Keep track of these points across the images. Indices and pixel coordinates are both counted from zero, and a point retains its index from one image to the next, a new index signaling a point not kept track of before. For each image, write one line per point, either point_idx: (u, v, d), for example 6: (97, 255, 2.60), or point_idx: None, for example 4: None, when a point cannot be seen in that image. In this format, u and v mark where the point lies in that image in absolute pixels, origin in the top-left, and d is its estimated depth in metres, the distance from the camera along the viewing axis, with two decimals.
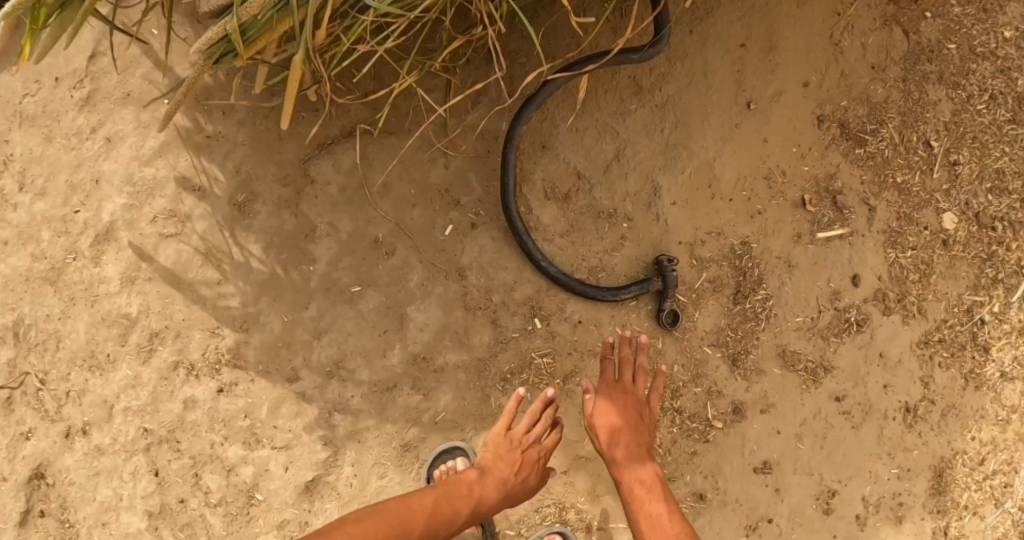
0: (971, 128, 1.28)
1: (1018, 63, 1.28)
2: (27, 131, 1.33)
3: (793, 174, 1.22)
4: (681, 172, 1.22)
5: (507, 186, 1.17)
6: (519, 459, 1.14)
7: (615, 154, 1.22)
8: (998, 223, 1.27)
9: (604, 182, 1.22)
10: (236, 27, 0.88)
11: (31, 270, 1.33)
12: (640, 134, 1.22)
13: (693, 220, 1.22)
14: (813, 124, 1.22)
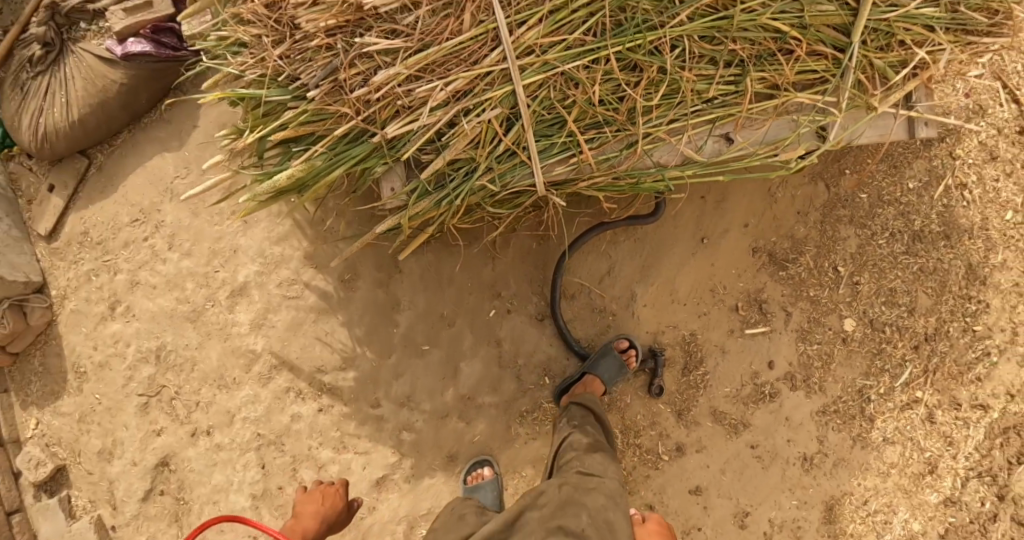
0: (872, 257, 1.77)
1: (914, 208, 1.79)
2: (181, 208, 1.86)
3: (731, 288, 1.73)
4: (651, 283, 1.72)
5: (553, 298, 1.68)
6: (324, 495, 1.61)
7: (608, 267, 1.72)
8: (888, 327, 1.76)
9: (598, 288, 1.72)
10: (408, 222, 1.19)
11: (177, 309, 1.85)
12: (626, 253, 1.72)
13: (657, 317, 1.72)
14: (748, 254, 1.73)
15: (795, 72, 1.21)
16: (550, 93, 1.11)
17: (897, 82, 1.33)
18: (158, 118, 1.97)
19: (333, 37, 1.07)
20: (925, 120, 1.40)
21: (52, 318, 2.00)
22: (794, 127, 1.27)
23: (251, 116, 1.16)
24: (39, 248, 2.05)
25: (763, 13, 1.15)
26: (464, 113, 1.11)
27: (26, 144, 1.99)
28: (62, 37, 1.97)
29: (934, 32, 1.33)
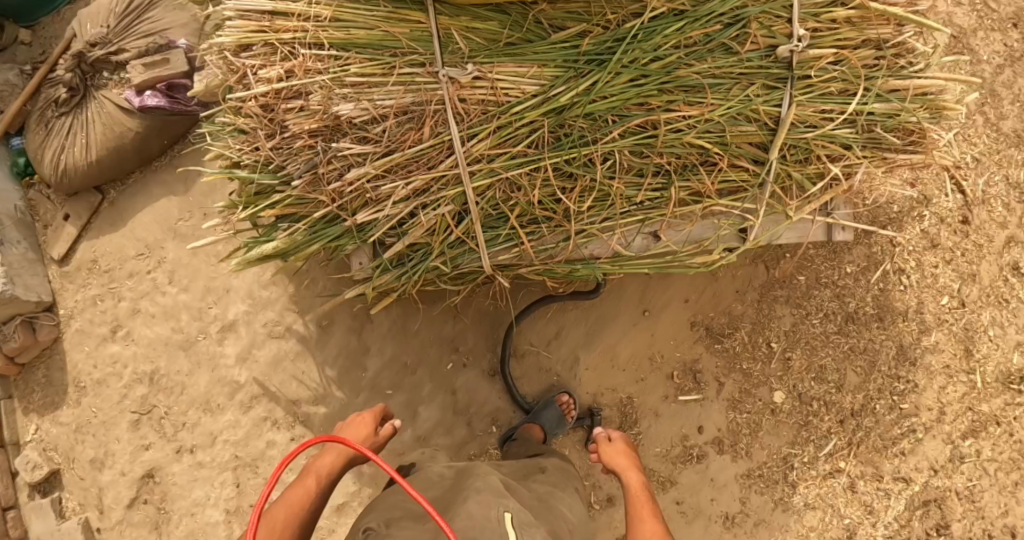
0: (806, 335, 1.99)
1: (850, 291, 2.02)
2: (180, 246, 2.09)
3: (669, 358, 1.94)
4: (595, 349, 1.93)
5: (503, 359, 1.85)
6: (361, 433, 1.59)
7: (556, 331, 1.92)
8: (816, 402, 1.98)
9: (545, 351, 1.92)
10: (372, 290, 1.47)
11: (171, 337, 2.04)
12: (574, 320, 1.92)
13: (598, 381, 1.92)
14: (687, 327, 1.94)
15: (715, 184, 1.44)
16: (496, 194, 1.39)
17: (813, 193, 1.53)
18: (168, 163, 2.20)
19: (315, 139, 1.37)
20: (841, 226, 1.61)
21: (57, 335, 2.20)
22: (716, 229, 1.50)
23: (245, 195, 1.43)
24: (51, 270, 2.25)
25: (687, 133, 1.40)
26: (422, 206, 1.40)
27: (45, 175, 2.20)
28: (86, 82, 2.19)
29: (851, 150, 1.52)
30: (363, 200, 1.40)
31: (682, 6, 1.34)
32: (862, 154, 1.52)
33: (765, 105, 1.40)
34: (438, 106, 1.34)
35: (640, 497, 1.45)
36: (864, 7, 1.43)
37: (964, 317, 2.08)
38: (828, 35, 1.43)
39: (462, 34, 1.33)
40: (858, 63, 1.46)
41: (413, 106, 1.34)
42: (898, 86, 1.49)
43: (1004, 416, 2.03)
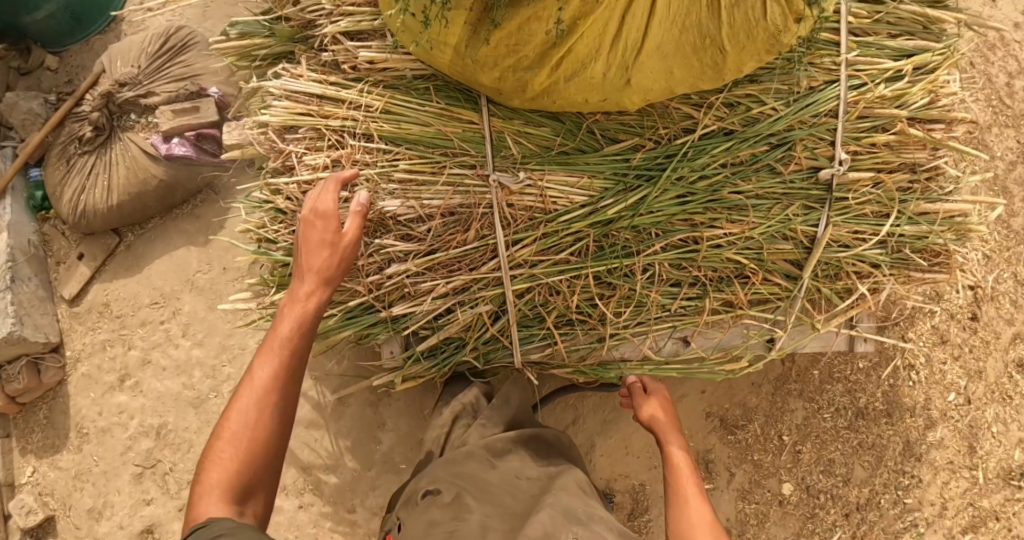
0: (816, 429, 2.07)
1: (860, 386, 2.09)
2: (197, 299, 2.09)
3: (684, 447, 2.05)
4: (611, 435, 1.92)
5: None
6: (325, 243, 1.31)
7: (574, 417, 1.92)
8: (823, 495, 2.06)
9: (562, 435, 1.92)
10: (400, 379, 1.57)
11: (181, 394, 2.06)
12: (592, 407, 1.92)
13: (611, 466, 1.91)
14: (703, 418, 2.06)
15: (746, 295, 1.56)
16: (535, 296, 1.49)
17: (840, 308, 1.64)
18: (189, 211, 2.17)
19: (356, 232, 1.45)
20: (864, 338, 1.71)
21: (62, 378, 2.16)
22: (744, 337, 1.63)
23: (280, 276, 1.51)
24: (60, 309, 2.21)
25: (726, 249, 1.51)
26: (460, 303, 1.49)
27: (63, 213, 2.18)
28: (113, 123, 2.19)
29: (878, 269, 1.62)
30: (401, 291, 1.48)
31: (733, 126, 1.46)
32: (888, 273, 1.62)
33: (802, 225, 1.51)
34: (485, 210, 1.42)
35: (686, 473, 1.38)
36: (903, 133, 1.55)
37: (970, 414, 2.16)
38: (868, 159, 1.55)
39: (513, 138, 1.42)
40: (892, 186, 1.57)
41: (459, 208, 1.43)
42: (926, 210, 1.61)
43: (1003, 511, 2.11)
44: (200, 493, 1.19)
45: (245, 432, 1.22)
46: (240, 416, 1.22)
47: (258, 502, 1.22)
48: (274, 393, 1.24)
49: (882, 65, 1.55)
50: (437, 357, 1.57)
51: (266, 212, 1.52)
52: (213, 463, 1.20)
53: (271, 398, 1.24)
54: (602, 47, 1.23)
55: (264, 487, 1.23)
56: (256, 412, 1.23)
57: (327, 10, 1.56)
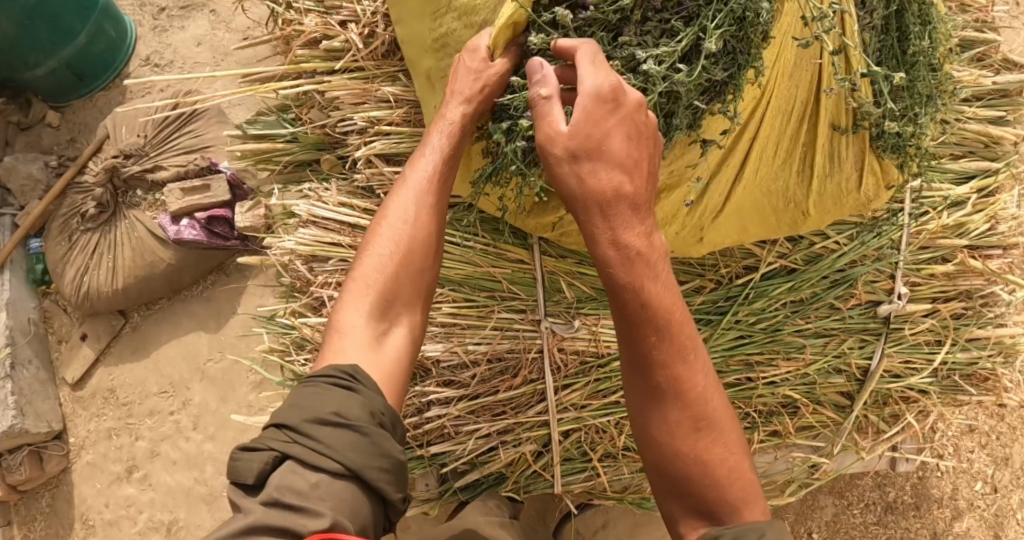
0: (845, 524, 2.06)
1: (890, 479, 2.07)
2: (208, 388, 2.02)
3: None
4: None
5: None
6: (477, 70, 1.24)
7: (603, 522, 1.86)
8: None
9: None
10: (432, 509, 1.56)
11: (193, 488, 2.00)
12: (622, 512, 1.87)
13: None
14: None
15: (794, 426, 1.59)
16: (581, 437, 1.49)
17: (886, 434, 1.64)
18: (198, 294, 2.07)
19: None
20: (907, 457, 1.68)
21: (66, 465, 2.05)
22: (789, 465, 1.65)
23: None
24: (63, 392, 2.09)
25: (781, 384, 1.55)
26: (503, 442, 1.48)
27: (65, 292, 2.06)
28: (117, 199, 2.07)
29: (927, 395, 1.62)
30: (442, 436, 1.48)
31: (794, 264, 1.52)
32: (937, 400, 1.61)
33: (857, 359, 1.55)
34: (534, 355, 1.43)
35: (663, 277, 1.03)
36: (963, 263, 1.55)
37: (995, 503, 2.14)
38: (925, 290, 1.56)
39: (567, 281, 1.43)
40: (948, 315, 1.57)
41: (508, 354, 1.43)
42: (981, 336, 1.59)
43: None
44: (343, 311, 1.17)
45: (394, 244, 1.20)
46: (377, 273, 1.19)
47: (406, 319, 1.19)
48: (423, 214, 1.23)
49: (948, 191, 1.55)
50: (475, 488, 1.55)
51: (291, 339, 1.54)
52: (367, 255, 1.21)
53: (427, 197, 1.24)
54: (680, 212, 1.37)
55: (412, 301, 1.20)
56: (391, 273, 1.19)
57: (360, 125, 1.51)
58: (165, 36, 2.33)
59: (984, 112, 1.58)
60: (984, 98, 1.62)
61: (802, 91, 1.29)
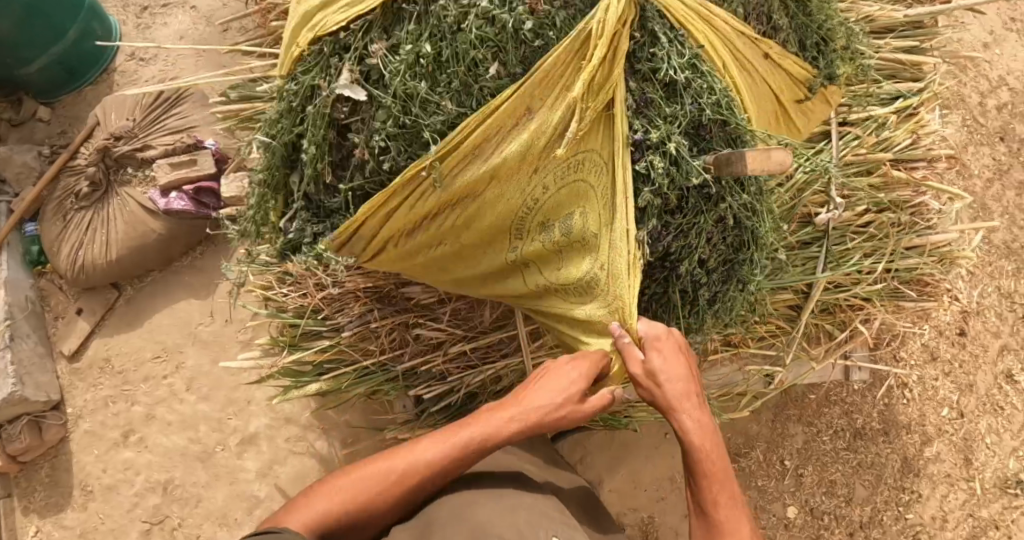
0: (817, 451, 2.13)
1: (857, 407, 2.15)
2: (200, 350, 2.11)
3: None
4: (619, 471, 1.95)
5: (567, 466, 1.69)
6: (548, 416, 1.32)
7: (581, 455, 1.94)
8: (826, 515, 2.12)
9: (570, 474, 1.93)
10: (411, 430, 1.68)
11: (189, 447, 2.08)
12: (599, 444, 1.95)
13: (621, 499, 1.95)
14: None
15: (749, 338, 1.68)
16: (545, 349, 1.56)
17: (837, 340, 1.76)
18: (189, 264, 2.17)
19: (367, 295, 1.58)
20: (859, 368, 1.86)
21: (64, 435, 2.13)
22: (745, 377, 1.75)
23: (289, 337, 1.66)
24: (60, 366, 2.17)
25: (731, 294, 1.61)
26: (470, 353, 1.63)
27: (61, 269, 2.16)
28: (109, 177, 2.17)
29: (870, 302, 1.72)
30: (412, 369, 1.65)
31: None
32: (880, 306, 1.72)
33: (802, 273, 1.62)
34: None
35: (715, 457, 1.27)
36: (887, 174, 1.66)
37: (963, 427, 2.21)
38: (860, 199, 1.63)
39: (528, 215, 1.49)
40: (883, 224, 1.67)
41: None
42: (918, 243, 1.70)
43: (1002, 520, 2.20)
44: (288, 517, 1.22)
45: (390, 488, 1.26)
46: (333, 497, 1.25)
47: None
48: (408, 495, 1.28)
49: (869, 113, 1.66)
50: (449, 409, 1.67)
51: (272, 274, 1.61)
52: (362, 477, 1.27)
53: (416, 477, 1.27)
54: None
55: None
56: (348, 501, 1.25)
57: None
58: (149, 33, 2.47)
59: (898, 43, 1.71)
60: (899, 30, 1.73)
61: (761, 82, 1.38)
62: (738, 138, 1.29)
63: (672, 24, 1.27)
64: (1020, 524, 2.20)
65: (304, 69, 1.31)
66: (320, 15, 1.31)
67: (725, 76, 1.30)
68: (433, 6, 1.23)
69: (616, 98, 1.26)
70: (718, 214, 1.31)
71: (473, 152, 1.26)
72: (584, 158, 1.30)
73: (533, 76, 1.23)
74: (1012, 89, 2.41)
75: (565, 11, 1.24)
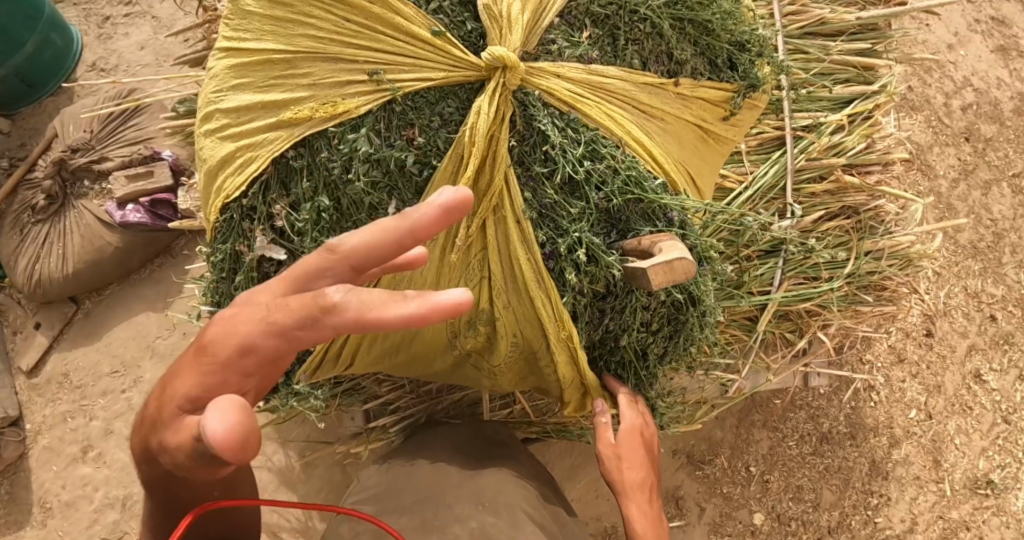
0: (782, 456, 2.12)
1: (822, 411, 2.14)
2: (158, 364, 2.09)
3: None
4: (580, 481, 1.93)
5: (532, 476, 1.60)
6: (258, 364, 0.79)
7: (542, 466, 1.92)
8: (793, 521, 2.10)
9: None
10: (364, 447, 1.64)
11: None
12: (559, 454, 1.92)
13: (584, 509, 1.94)
14: (669, 454, 2.09)
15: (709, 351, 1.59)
16: None
17: (795, 347, 1.71)
18: (147, 277, 2.15)
19: None
20: (818, 372, 1.83)
21: (22, 452, 2.10)
22: (699, 385, 1.68)
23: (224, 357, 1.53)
24: (18, 381, 2.14)
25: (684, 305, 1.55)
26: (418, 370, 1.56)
27: (18, 283, 2.13)
28: (66, 191, 2.13)
29: (827, 310, 1.66)
30: (356, 385, 1.53)
31: None
32: (838, 312, 1.66)
33: (756, 285, 1.58)
34: None
35: None
36: (840, 179, 1.61)
37: (932, 429, 2.19)
38: (816, 204, 1.62)
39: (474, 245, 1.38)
40: (839, 233, 1.64)
41: None
42: (875, 247, 1.64)
43: (973, 521, 2.16)
44: None
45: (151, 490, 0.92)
46: None
47: None
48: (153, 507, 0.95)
49: (822, 118, 1.63)
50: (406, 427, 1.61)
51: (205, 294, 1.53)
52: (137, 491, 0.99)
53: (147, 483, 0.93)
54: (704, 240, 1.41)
55: None
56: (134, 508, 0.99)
57: None
58: (109, 43, 2.44)
59: (848, 45, 1.69)
60: (849, 33, 1.71)
61: (671, 105, 1.23)
62: (656, 208, 1.16)
63: (559, 109, 1.15)
64: (992, 525, 2.17)
65: (221, 237, 1.21)
66: (220, 176, 1.19)
67: (628, 144, 1.17)
68: (318, 157, 1.14)
69: (509, 198, 1.14)
70: (646, 291, 1.18)
71: (396, 279, 1.18)
72: (492, 258, 1.17)
73: (424, 204, 1.14)
74: (977, 89, 2.36)
75: (445, 129, 1.14)
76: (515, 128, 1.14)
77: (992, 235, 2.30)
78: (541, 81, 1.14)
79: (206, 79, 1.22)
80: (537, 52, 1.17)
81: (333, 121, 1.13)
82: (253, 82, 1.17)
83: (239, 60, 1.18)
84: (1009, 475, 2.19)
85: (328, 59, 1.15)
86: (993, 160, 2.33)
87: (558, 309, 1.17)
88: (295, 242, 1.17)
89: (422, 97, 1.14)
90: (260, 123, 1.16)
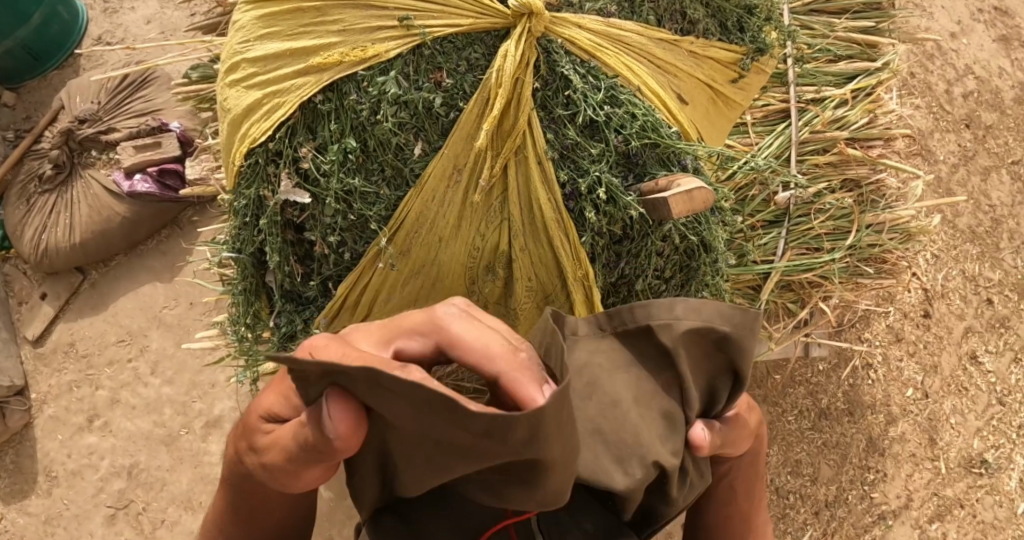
0: (781, 431, 2.15)
1: (822, 388, 2.16)
2: (165, 333, 2.10)
3: None
4: None
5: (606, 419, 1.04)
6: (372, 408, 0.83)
7: None
8: (791, 495, 2.13)
9: None
10: None
11: (153, 431, 2.07)
12: None
13: None
14: None
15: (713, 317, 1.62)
16: None
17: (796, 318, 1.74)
18: (155, 247, 2.16)
19: None
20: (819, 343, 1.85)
21: (28, 421, 2.11)
22: None
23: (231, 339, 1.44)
24: (24, 351, 2.15)
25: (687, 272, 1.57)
26: None
27: (24, 253, 2.14)
28: (73, 160, 2.14)
29: (827, 281, 1.70)
30: None
31: None
32: (839, 283, 1.69)
33: (760, 254, 1.61)
34: None
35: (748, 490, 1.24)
36: (842, 152, 1.64)
37: (928, 408, 2.22)
38: (818, 176, 1.64)
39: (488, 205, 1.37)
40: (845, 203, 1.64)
41: None
42: (876, 221, 1.66)
43: (967, 499, 2.19)
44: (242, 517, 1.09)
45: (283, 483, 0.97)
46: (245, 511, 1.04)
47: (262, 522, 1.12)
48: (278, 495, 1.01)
49: (826, 92, 1.66)
50: None
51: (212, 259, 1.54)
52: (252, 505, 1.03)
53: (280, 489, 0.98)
54: None
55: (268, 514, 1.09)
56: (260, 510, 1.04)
57: None
58: (116, 17, 2.42)
59: (853, 23, 1.71)
60: (852, 12, 1.73)
61: (687, 62, 1.26)
62: (671, 153, 1.19)
63: (581, 57, 1.18)
64: (985, 503, 2.20)
65: (244, 182, 1.22)
66: (245, 123, 1.20)
67: (647, 94, 1.20)
68: (346, 99, 1.16)
69: (533, 139, 1.16)
70: (661, 235, 1.20)
71: (419, 220, 1.19)
72: (513, 198, 1.19)
73: (449, 145, 1.16)
74: (978, 78, 2.39)
75: (471, 73, 1.17)
76: (539, 72, 1.17)
77: (990, 221, 2.33)
78: (564, 30, 1.18)
79: (231, 31, 1.25)
80: (560, 3, 1.22)
81: (363, 65, 1.15)
82: (281, 30, 1.20)
83: (267, 10, 1.21)
84: (1003, 455, 2.21)
85: (358, 7, 1.18)
86: (992, 147, 2.36)
87: (576, 248, 1.20)
88: (319, 184, 1.17)
89: (449, 42, 1.17)
90: (287, 69, 1.18)
